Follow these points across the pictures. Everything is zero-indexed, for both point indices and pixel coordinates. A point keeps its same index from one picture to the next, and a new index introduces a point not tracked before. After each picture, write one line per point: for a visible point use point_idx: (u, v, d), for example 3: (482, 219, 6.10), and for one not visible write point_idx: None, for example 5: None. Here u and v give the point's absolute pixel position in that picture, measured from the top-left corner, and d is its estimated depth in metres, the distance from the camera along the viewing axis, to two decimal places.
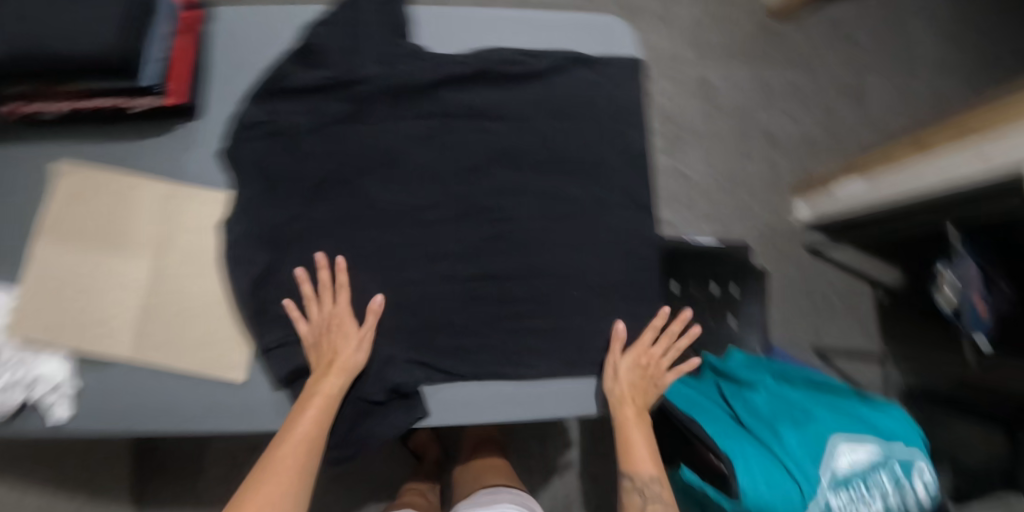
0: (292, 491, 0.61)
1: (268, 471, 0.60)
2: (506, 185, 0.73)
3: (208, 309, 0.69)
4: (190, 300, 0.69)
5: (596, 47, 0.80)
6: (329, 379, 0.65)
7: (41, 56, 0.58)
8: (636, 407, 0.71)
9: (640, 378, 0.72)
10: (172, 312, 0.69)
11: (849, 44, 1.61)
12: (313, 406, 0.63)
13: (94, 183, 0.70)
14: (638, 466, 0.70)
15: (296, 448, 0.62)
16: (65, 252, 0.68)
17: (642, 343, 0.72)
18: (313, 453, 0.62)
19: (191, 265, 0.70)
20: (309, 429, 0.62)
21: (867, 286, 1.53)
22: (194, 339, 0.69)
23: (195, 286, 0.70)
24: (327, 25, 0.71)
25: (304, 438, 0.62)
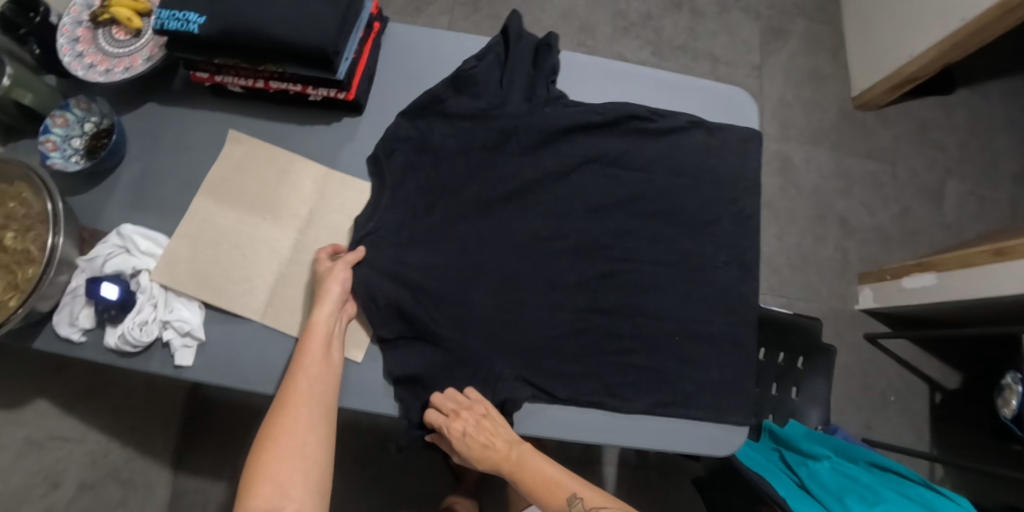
0: (315, 420, 0.66)
1: (286, 406, 0.65)
2: (627, 227, 0.77)
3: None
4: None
5: (722, 115, 0.88)
6: (318, 315, 0.68)
7: (262, 37, 0.67)
8: (510, 461, 0.70)
9: (474, 450, 0.68)
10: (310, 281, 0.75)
11: (933, 147, 1.65)
12: (313, 340, 0.68)
13: (262, 156, 0.78)
14: (556, 497, 0.69)
15: (306, 383, 0.66)
16: (224, 211, 0.76)
17: (446, 435, 0.67)
18: (324, 384, 0.67)
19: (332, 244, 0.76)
20: (311, 361, 0.67)
21: (925, 387, 1.51)
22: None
23: None
24: (482, 61, 0.78)
25: (310, 372, 0.67)
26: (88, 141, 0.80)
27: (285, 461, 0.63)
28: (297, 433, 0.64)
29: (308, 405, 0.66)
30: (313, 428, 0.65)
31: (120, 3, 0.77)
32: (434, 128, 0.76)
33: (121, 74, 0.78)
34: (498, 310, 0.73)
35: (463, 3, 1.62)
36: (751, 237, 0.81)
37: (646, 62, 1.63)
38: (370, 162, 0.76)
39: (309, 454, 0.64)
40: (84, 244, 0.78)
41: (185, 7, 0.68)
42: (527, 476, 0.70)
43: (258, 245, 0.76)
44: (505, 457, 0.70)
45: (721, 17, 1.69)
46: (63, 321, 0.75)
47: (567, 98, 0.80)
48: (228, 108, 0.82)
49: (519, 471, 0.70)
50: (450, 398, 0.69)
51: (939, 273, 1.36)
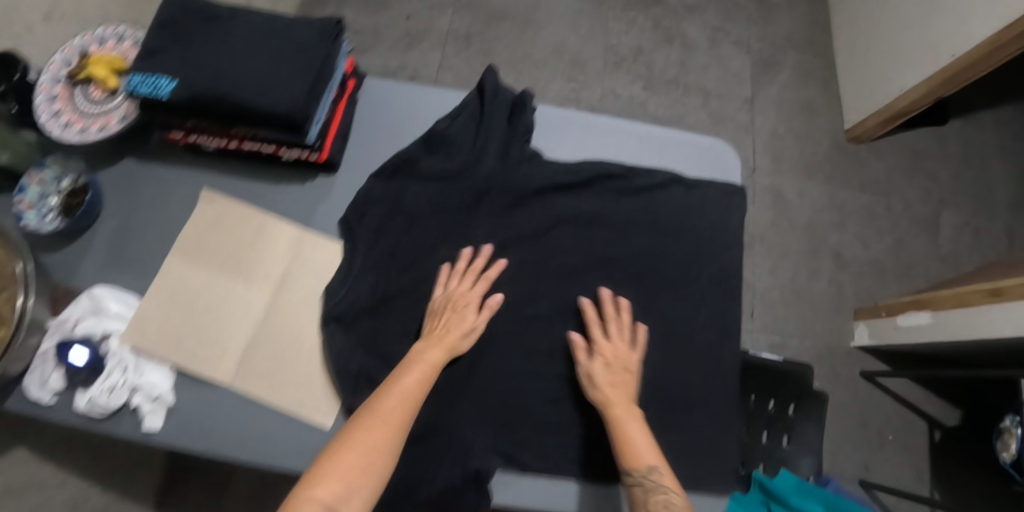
0: (392, 440, 0.60)
1: (371, 414, 0.61)
2: (603, 291, 0.77)
3: (314, 349, 0.74)
4: (301, 338, 0.74)
5: (703, 168, 0.87)
6: (433, 351, 0.68)
7: (231, 103, 0.67)
8: (624, 405, 0.68)
9: (610, 377, 0.70)
10: (284, 345, 0.74)
11: (927, 177, 1.63)
12: (418, 369, 0.66)
13: (234, 217, 0.77)
14: (636, 459, 0.64)
15: (399, 402, 0.63)
16: (196, 272, 0.75)
17: (602, 341, 0.71)
18: (415, 411, 0.63)
19: (304, 308, 0.75)
20: (412, 386, 0.65)
21: (924, 424, 1.48)
22: (297, 373, 0.73)
23: (304, 328, 0.75)
24: (456, 122, 0.80)
25: (407, 394, 0.64)
26: (64, 199, 0.79)
27: (353, 467, 0.57)
28: (372, 444, 0.59)
29: (395, 422, 0.61)
30: (384, 443, 0.60)
31: (96, 63, 0.77)
32: (407, 190, 0.77)
33: (97, 134, 0.77)
34: (472, 376, 0.73)
35: (454, 39, 1.62)
36: (731, 295, 0.80)
37: (638, 97, 1.62)
38: (342, 225, 0.77)
39: (375, 471, 0.58)
40: (56, 303, 0.78)
41: (157, 72, 0.68)
42: (630, 430, 0.66)
43: (230, 309, 0.74)
44: (628, 399, 0.69)
45: (712, 51, 1.69)
46: (35, 383, 0.75)
47: (541, 156, 0.81)
48: (204, 166, 0.82)
49: (625, 422, 0.67)
50: (627, 317, 0.74)
51: (934, 312, 1.34)
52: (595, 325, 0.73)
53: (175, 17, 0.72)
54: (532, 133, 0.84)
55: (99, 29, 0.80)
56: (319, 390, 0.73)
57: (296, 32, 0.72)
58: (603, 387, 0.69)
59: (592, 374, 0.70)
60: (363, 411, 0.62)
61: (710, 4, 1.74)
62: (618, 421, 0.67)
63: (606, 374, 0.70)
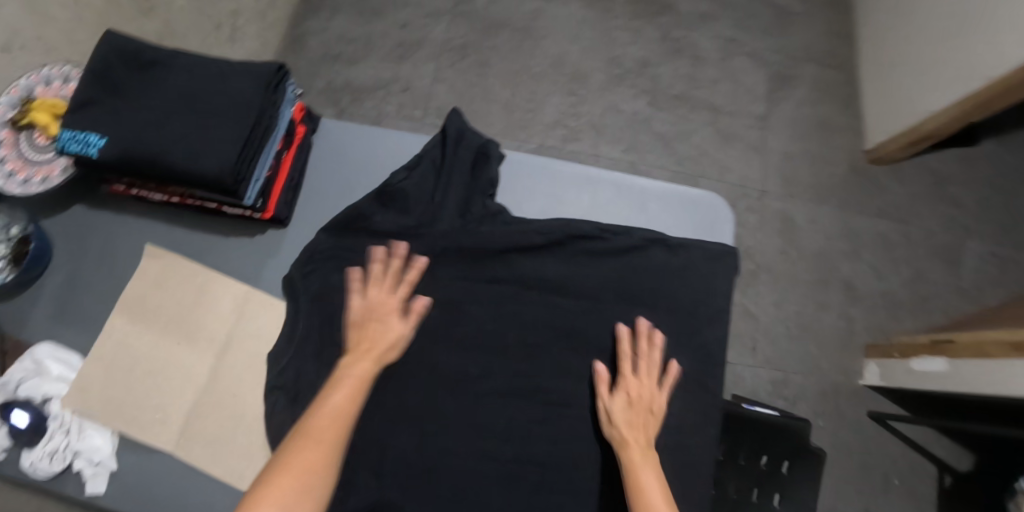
0: (326, 462, 0.55)
1: (305, 439, 0.56)
2: (565, 367, 0.71)
3: (255, 416, 0.70)
4: (242, 404, 0.71)
5: (688, 226, 0.81)
6: (358, 365, 0.62)
7: (159, 163, 0.63)
8: (640, 447, 0.64)
9: (632, 417, 0.66)
10: (226, 412, 0.71)
11: (951, 203, 1.51)
12: (348, 383, 0.61)
13: (179, 275, 0.75)
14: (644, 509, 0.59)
15: (331, 422, 0.57)
16: (142, 333, 0.73)
17: (628, 378, 0.68)
18: (347, 426, 0.58)
19: (248, 373, 0.72)
20: (341, 401, 0.59)
21: (932, 470, 1.39)
22: (236, 443, 0.70)
23: (247, 394, 0.71)
24: (413, 174, 0.74)
25: (338, 412, 0.58)
26: (14, 247, 0.76)
27: (286, 499, 0.52)
28: (306, 472, 0.54)
29: (333, 445, 0.56)
30: (323, 470, 0.55)
31: (38, 108, 0.74)
32: (358, 248, 0.72)
33: (39, 185, 0.75)
34: (419, 458, 0.68)
35: (450, 49, 1.56)
36: (706, 371, 0.74)
37: (641, 112, 1.53)
38: (286, 284, 0.72)
39: (308, 500, 0.53)
40: (5, 356, 0.75)
41: (87, 127, 0.65)
42: (642, 474, 0.62)
43: (173, 371, 0.72)
44: (645, 444, 0.64)
45: (724, 63, 1.58)
46: None
47: (504, 212, 0.75)
48: (156, 215, 0.79)
49: (636, 467, 0.62)
50: (658, 353, 0.69)
51: (949, 360, 1.22)
52: (625, 359, 0.69)
53: (109, 65, 0.67)
54: (498, 184, 0.78)
55: (46, 70, 0.76)
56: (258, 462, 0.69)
57: (233, 79, 0.66)
58: (620, 427, 0.65)
59: (614, 412, 0.66)
60: (296, 436, 0.56)
61: (723, 12, 1.63)
62: (631, 465, 0.63)
63: (626, 416, 0.66)
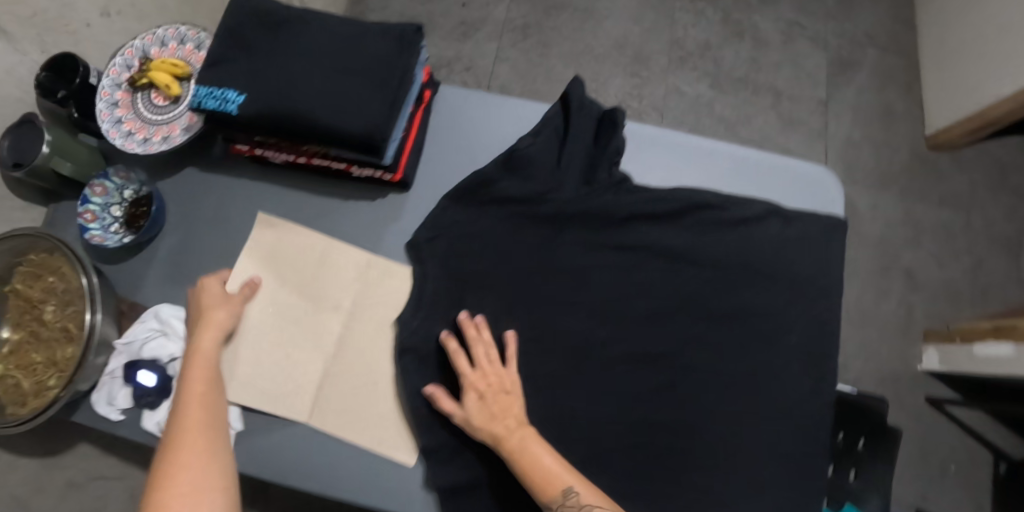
0: (206, 432, 0.59)
1: (176, 428, 0.58)
2: (690, 336, 0.73)
3: (391, 384, 0.70)
4: (373, 372, 0.71)
5: (800, 199, 0.82)
6: (200, 343, 0.66)
7: (304, 121, 0.62)
8: (516, 434, 0.63)
9: (492, 410, 0.65)
10: (354, 379, 0.71)
11: (1015, 195, 1.49)
12: (194, 366, 0.64)
13: (299, 243, 0.74)
14: (551, 486, 0.61)
15: (203, 397, 0.62)
16: (260, 302, 0.73)
17: (469, 371, 0.66)
18: (209, 401, 0.62)
19: (376, 339, 0.72)
20: (199, 382, 0.63)
21: (988, 456, 1.39)
22: (371, 410, 0.70)
23: (377, 361, 0.71)
24: (538, 137, 0.73)
25: (195, 396, 0.62)
26: (127, 209, 0.78)
27: (186, 470, 0.55)
28: (185, 451, 0.56)
29: (202, 416, 0.60)
30: (206, 437, 0.58)
31: (158, 68, 0.73)
32: (486, 214, 0.72)
33: (159, 144, 0.74)
34: (548, 421, 0.69)
35: (511, 29, 1.55)
36: (822, 340, 0.75)
37: (704, 96, 1.53)
38: (410, 248, 0.72)
39: (205, 464, 0.56)
40: (123, 317, 0.77)
41: (224, 83, 0.64)
42: (530, 460, 0.62)
43: (295, 340, 0.72)
44: (518, 427, 0.64)
45: (786, 47, 1.58)
46: (102, 401, 0.75)
47: (630, 182, 0.75)
48: (270, 176, 0.78)
49: (521, 456, 0.62)
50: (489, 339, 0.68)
51: (1016, 344, 1.21)
52: (460, 356, 0.67)
53: (240, 20, 0.66)
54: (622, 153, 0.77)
55: (161, 31, 0.75)
56: (398, 428, 0.70)
57: (369, 37, 0.66)
58: (487, 427, 0.64)
59: (481, 412, 0.65)
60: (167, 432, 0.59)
61: None
62: (519, 449, 0.63)
63: (484, 409, 0.64)
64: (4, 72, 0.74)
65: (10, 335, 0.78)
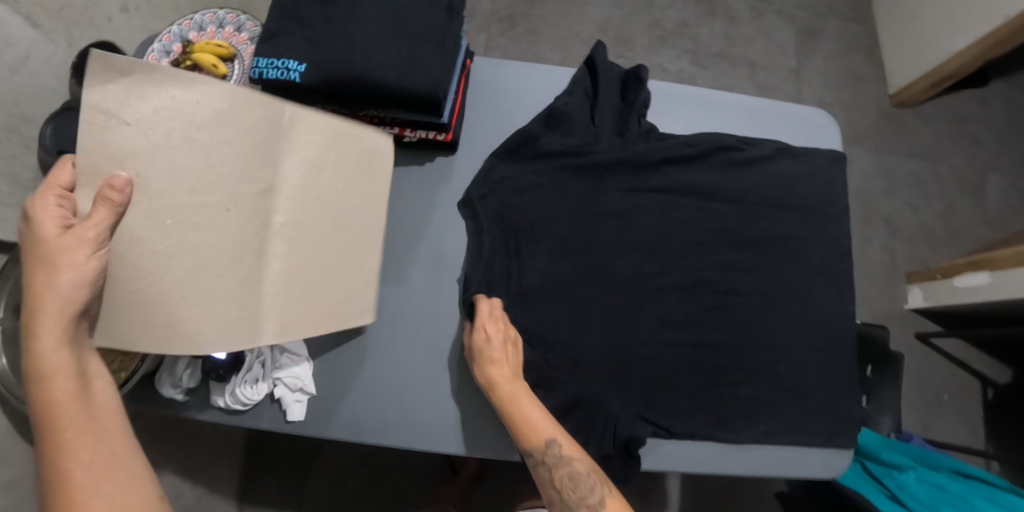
0: (109, 459, 0.51)
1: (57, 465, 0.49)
2: (727, 262, 0.80)
3: (345, 261, 0.69)
4: (326, 250, 0.67)
5: (807, 140, 0.90)
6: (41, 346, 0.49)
7: (368, 84, 0.67)
8: (513, 385, 0.68)
9: (495, 360, 0.68)
10: (318, 267, 0.66)
11: (973, 142, 1.63)
12: (46, 375, 0.49)
13: (177, 114, 0.55)
14: (535, 436, 0.65)
15: (83, 419, 0.50)
16: (168, 214, 0.54)
17: (483, 321, 0.69)
18: (96, 415, 0.51)
19: (328, 218, 0.67)
20: (63, 393, 0.49)
21: (977, 382, 1.50)
22: (332, 296, 0.67)
23: (335, 241, 0.68)
24: (573, 96, 0.79)
25: (67, 416, 0.50)
26: None
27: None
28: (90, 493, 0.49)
29: (93, 441, 0.50)
30: (109, 466, 0.51)
31: (204, 49, 0.76)
32: (531, 168, 0.78)
33: None
34: (612, 350, 0.74)
35: (498, 20, 1.60)
36: (839, 260, 0.83)
37: (686, 71, 1.62)
38: (463, 205, 0.77)
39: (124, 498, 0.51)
40: None
41: (284, 55, 0.67)
42: (522, 407, 0.66)
43: (222, 247, 0.57)
44: (515, 377, 0.68)
45: (756, 22, 1.68)
46: (166, 382, 0.72)
47: (657, 130, 0.81)
48: None
49: (515, 402, 0.67)
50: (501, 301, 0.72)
51: (992, 272, 1.32)
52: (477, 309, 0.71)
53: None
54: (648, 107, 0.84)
55: (198, 16, 0.78)
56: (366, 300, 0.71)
57: (418, 7, 0.71)
58: (489, 371, 0.67)
59: (480, 361, 0.68)
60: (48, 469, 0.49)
61: None
62: (512, 397, 0.67)
63: (489, 358, 0.68)
64: (42, 64, 0.75)
65: None
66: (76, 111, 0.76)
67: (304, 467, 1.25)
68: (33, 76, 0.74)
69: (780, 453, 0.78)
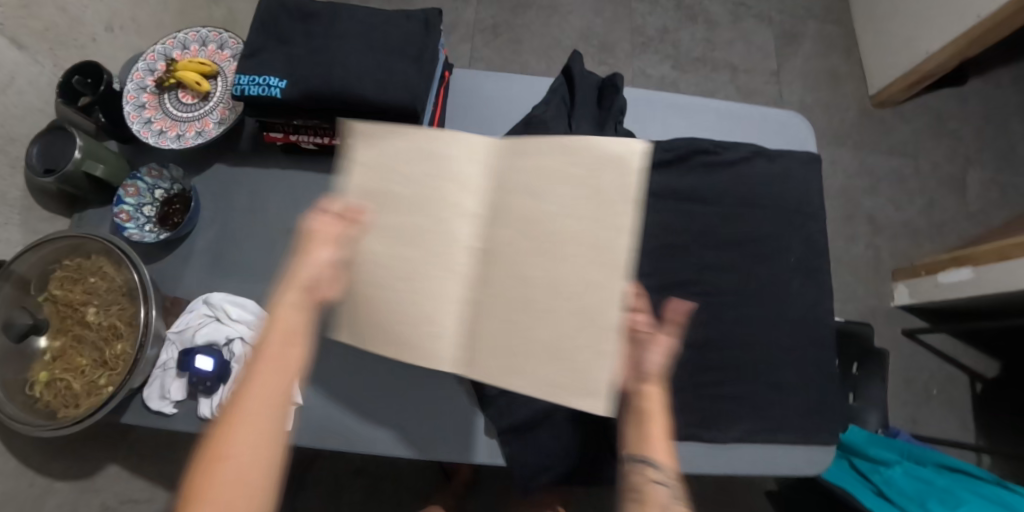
0: (265, 440, 0.49)
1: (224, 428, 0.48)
2: (705, 264, 0.81)
3: (564, 303, 0.57)
4: (540, 288, 0.57)
5: (781, 141, 0.92)
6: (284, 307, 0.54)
7: (347, 98, 0.68)
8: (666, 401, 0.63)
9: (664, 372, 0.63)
10: (528, 308, 0.58)
11: (953, 138, 1.66)
12: (273, 335, 0.52)
13: (407, 150, 0.61)
14: (668, 458, 0.60)
15: (271, 388, 0.50)
16: (377, 244, 0.61)
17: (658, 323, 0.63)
18: (283, 395, 0.51)
19: (545, 249, 0.57)
20: (272, 360, 0.51)
21: (964, 376, 1.51)
22: (543, 345, 0.57)
23: (548, 275, 0.57)
24: (549, 104, 0.81)
25: (263, 386, 0.50)
26: (159, 208, 0.82)
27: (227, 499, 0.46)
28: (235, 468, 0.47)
29: (267, 419, 0.49)
30: (260, 454, 0.48)
31: (186, 67, 0.79)
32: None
33: (193, 139, 0.79)
34: None
35: (482, 30, 1.63)
36: (816, 257, 0.84)
37: (668, 76, 1.64)
38: None
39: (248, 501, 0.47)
40: (167, 313, 0.79)
41: (265, 72, 0.69)
42: (667, 422, 0.62)
43: (427, 273, 0.60)
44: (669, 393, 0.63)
45: (736, 26, 1.71)
46: (155, 394, 0.76)
47: (633, 136, 0.83)
48: (306, 164, 0.85)
49: (665, 416, 0.62)
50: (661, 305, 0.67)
51: (975, 266, 1.34)
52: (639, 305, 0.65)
53: (274, 17, 0.73)
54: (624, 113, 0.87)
55: (181, 35, 0.81)
56: (589, 368, 0.56)
57: (395, 22, 0.73)
58: (659, 377, 0.62)
59: (640, 347, 0.63)
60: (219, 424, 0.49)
61: None
62: (662, 409, 0.62)
63: (664, 369, 0.62)
64: (27, 84, 0.76)
65: (49, 342, 0.77)
66: (64, 128, 0.77)
67: (297, 480, 1.25)
68: (18, 96, 0.76)
69: (758, 451, 0.80)
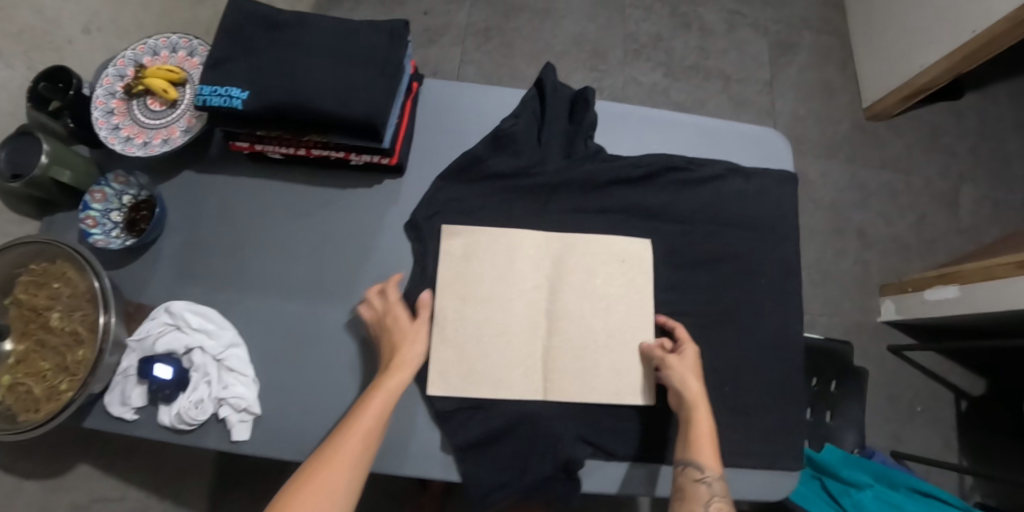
0: (348, 479, 0.62)
1: (326, 464, 0.62)
2: (672, 283, 0.81)
3: (618, 338, 0.78)
4: (595, 333, 0.77)
5: (758, 158, 0.90)
6: (394, 378, 0.69)
7: (308, 111, 0.68)
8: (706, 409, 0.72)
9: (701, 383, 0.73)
10: (584, 349, 0.76)
11: (947, 153, 1.64)
12: (376, 398, 0.67)
13: (490, 243, 0.78)
14: (714, 458, 0.69)
15: (360, 441, 0.64)
16: (465, 308, 0.76)
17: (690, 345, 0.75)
18: (366, 450, 0.64)
19: (597, 303, 0.78)
20: (370, 419, 0.65)
21: (949, 394, 1.50)
22: (606, 367, 0.76)
23: (601, 322, 0.78)
24: (519, 118, 0.81)
25: (358, 439, 0.64)
26: (126, 214, 0.81)
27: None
28: (323, 493, 0.60)
29: (353, 464, 0.63)
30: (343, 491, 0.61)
31: (154, 75, 0.78)
32: (478, 189, 0.80)
33: (159, 146, 0.79)
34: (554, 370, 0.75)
35: (473, 33, 1.62)
36: (788, 279, 0.83)
37: (659, 84, 1.63)
38: (410, 227, 0.80)
39: None
40: (130, 318, 0.80)
41: (228, 82, 0.69)
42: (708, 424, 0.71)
43: (509, 328, 0.76)
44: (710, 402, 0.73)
45: (730, 35, 1.69)
46: (116, 401, 0.76)
47: (604, 152, 0.83)
48: (277, 173, 0.85)
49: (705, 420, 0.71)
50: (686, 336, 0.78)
51: (961, 286, 1.33)
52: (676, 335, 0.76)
53: (240, 27, 0.72)
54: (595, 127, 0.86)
55: (152, 41, 0.81)
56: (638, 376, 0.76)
57: (361, 34, 0.73)
58: (699, 386, 0.72)
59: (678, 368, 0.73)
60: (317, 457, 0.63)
61: None
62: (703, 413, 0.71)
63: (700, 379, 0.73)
64: None
65: (13, 347, 0.77)
66: (31, 134, 0.77)
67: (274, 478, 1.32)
68: None
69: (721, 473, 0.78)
